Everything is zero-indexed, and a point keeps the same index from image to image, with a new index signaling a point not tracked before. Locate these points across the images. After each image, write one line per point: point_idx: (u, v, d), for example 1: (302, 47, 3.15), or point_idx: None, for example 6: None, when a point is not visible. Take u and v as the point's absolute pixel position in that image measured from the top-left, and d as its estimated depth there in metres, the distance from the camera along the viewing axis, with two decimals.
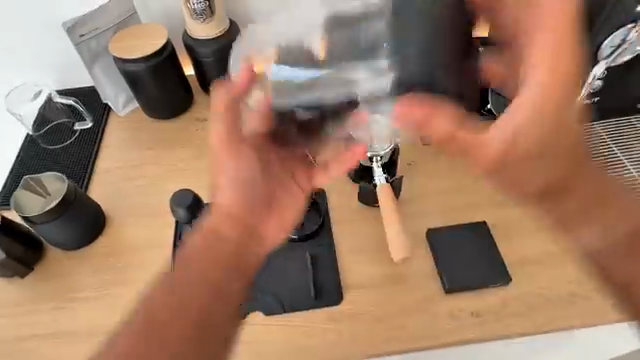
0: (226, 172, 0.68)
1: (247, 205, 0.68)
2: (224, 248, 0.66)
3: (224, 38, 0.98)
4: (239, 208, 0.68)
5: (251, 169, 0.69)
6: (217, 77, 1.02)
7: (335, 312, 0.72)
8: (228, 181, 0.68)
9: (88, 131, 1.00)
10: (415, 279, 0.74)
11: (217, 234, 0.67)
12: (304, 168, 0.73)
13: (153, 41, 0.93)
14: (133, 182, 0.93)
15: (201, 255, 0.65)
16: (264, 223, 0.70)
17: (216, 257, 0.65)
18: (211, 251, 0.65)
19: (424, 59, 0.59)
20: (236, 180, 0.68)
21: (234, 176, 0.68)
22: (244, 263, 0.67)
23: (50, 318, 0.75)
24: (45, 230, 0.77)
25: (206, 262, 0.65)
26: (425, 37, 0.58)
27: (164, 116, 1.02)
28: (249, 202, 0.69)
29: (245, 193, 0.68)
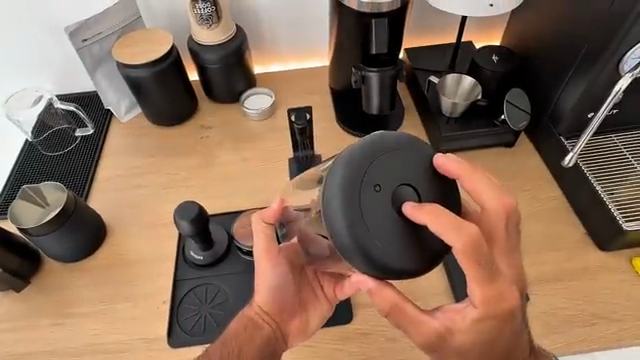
0: (262, 272, 0.61)
1: (280, 296, 0.61)
2: (259, 326, 0.59)
3: (230, 44, 0.95)
4: (270, 298, 0.61)
5: (286, 276, 0.62)
6: (222, 84, 1.00)
7: (344, 330, 0.69)
8: (262, 290, 0.61)
9: (90, 138, 0.98)
10: (428, 297, 0.72)
11: (250, 315, 0.60)
12: (334, 283, 0.65)
13: (158, 46, 0.90)
14: (135, 191, 0.90)
15: (235, 336, 0.59)
16: (292, 309, 0.63)
17: (250, 340, 0.58)
18: (248, 332, 0.59)
19: (363, 229, 0.43)
20: (274, 281, 0.61)
21: (269, 278, 0.61)
22: (269, 349, 0.59)
23: (47, 334, 0.72)
24: (42, 243, 0.73)
25: (240, 344, 0.58)
26: (390, 228, 0.44)
27: (168, 122, 1.00)
28: (280, 296, 0.61)
29: (276, 286, 0.61)
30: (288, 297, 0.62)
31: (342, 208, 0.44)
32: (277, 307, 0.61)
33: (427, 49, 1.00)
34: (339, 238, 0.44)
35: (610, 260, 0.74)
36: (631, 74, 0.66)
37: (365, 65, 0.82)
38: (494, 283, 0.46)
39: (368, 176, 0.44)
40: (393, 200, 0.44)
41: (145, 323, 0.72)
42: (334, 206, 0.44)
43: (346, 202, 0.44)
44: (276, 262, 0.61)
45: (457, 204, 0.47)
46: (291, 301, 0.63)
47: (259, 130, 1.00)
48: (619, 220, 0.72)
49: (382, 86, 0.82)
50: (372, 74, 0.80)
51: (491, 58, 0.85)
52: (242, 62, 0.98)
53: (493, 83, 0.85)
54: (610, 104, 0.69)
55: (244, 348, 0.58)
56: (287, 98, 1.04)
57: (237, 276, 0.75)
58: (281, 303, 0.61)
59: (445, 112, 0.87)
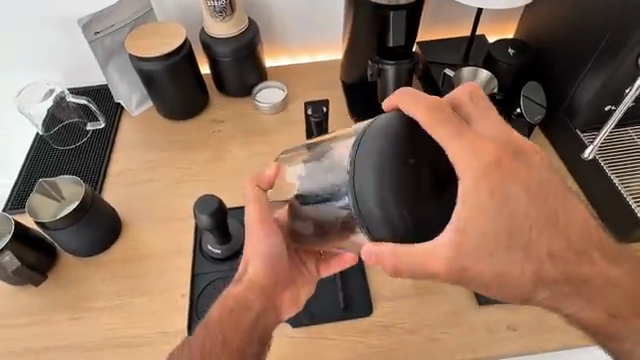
0: (255, 243, 0.60)
1: (272, 269, 0.62)
2: (250, 303, 0.60)
3: (243, 37, 0.95)
4: (263, 270, 0.61)
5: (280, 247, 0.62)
6: (234, 78, 0.99)
7: (364, 323, 0.69)
8: (255, 261, 0.61)
9: (101, 132, 0.97)
10: (447, 289, 0.72)
11: (242, 290, 0.60)
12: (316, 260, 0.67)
13: (171, 39, 0.89)
14: (148, 186, 0.90)
15: (225, 315, 0.59)
16: (284, 282, 0.64)
17: (238, 320, 0.59)
18: (234, 314, 0.59)
19: (394, 206, 0.41)
20: (268, 252, 0.61)
21: (263, 249, 0.61)
22: (260, 325, 0.60)
23: (64, 329, 0.71)
24: (59, 237, 0.73)
25: (227, 326, 0.58)
26: (423, 203, 0.40)
27: (180, 117, 0.99)
28: (274, 269, 0.62)
29: (269, 257, 0.61)
30: (280, 270, 0.63)
31: (373, 184, 0.42)
32: (270, 280, 0.62)
33: (441, 42, 1.00)
34: (370, 215, 0.42)
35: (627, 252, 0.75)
36: None
37: (382, 57, 0.82)
38: (513, 157, 0.41)
39: (404, 152, 0.42)
40: (425, 173, 0.41)
41: (164, 317, 0.72)
42: (366, 182, 0.43)
43: (379, 168, 0.42)
44: (270, 233, 0.60)
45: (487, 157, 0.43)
46: (284, 275, 0.64)
47: (271, 124, 0.99)
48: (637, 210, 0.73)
49: (398, 79, 0.82)
50: (389, 67, 0.80)
51: (507, 51, 0.85)
52: (254, 56, 0.98)
53: (509, 77, 0.85)
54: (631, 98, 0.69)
55: (232, 327, 0.58)
56: (299, 92, 1.04)
57: None
58: (273, 276, 0.62)
59: None
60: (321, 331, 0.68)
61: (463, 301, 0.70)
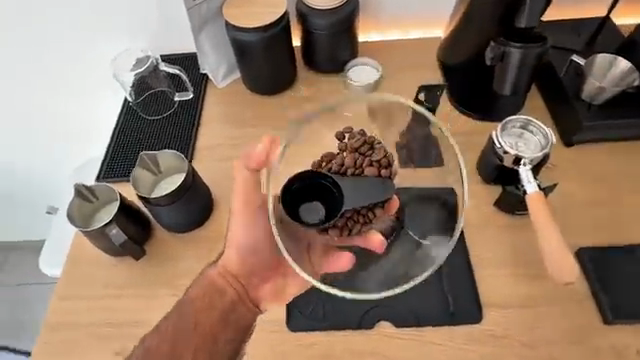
0: (235, 228, 0.65)
1: (250, 258, 0.66)
2: (223, 288, 0.64)
3: (343, 9, 0.88)
4: (239, 257, 0.65)
5: (261, 235, 0.65)
6: (327, 53, 0.93)
7: (475, 331, 0.64)
8: (233, 247, 0.65)
9: (189, 103, 0.94)
10: (568, 303, 0.65)
11: (217, 274, 0.65)
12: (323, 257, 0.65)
13: (270, 10, 0.84)
14: (238, 163, 0.87)
15: (199, 297, 0.64)
16: (264, 275, 0.67)
17: (209, 304, 0.64)
18: (207, 297, 0.64)
19: None
20: (247, 239, 0.65)
21: (242, 235, 0.65)
22: (233, 310, 0.65)
23: (163, 305, 0.71)
24: (161, 213, 0.71)
25: (200, 310, 0.63)
26: None
27: (269, 92, 0.95)
28: (250, 259, 0.66)
29: (248, 245, 0.65)
30: (259, 260, 0.66)
31: None
32: (245, 269, 0.66)
33: (557, 23, 0.90)
34: None
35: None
36: None
37: (507, 39, 0.73)
38: None
39: None
40: None
41: None
42: None
43: None
44: (251, 220, 0.65)
45: None
46: (262, 265, 0.67)
47: None
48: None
49: (522, 64, 0.74)
50: (514, 51, 0.72)
51: None
52: (350, 30, 0.91)
53: None
54: None
55: (205, 312, 0.64)
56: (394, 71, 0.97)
57: None
58: (250, 265, 0.66)
59: (583, 95, 0.78)
60: (428, 334, 0.64)
61: (586, 318, 0.64)
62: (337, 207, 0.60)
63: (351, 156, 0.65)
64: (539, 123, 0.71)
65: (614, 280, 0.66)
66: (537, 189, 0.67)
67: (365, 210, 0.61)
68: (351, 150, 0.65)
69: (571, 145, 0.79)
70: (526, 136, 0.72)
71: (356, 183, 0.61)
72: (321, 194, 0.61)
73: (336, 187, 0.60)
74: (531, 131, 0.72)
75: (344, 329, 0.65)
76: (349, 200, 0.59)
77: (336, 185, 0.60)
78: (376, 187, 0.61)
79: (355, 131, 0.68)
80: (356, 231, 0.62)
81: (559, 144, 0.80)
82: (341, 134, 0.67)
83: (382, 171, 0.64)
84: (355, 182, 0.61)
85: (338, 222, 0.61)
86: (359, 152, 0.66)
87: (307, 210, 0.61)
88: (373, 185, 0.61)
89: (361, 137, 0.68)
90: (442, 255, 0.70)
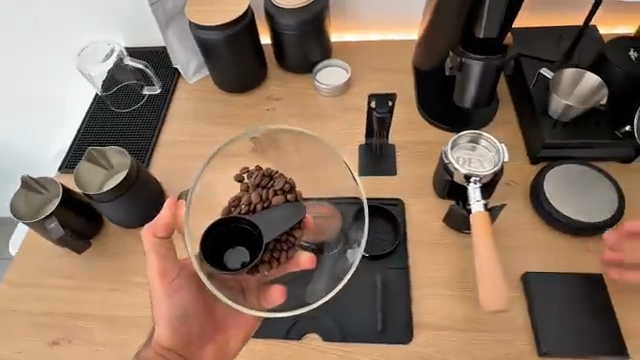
0: (159, 302, 0.62)
1: (182, 328, 0.63)
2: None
3: (312, 9, 0.86)
4: (173, 329, 0.62)
5: (187, 300, 0.64)
6: (296, 53, 0.91)
7: (403, 350, 0.63)
8: (164, 322, 0.62)
9: (156, 97, 0.95)
10: (504, 329, 0.63)
11: (152, 355, 0.60)
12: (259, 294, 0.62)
13: (233, 7, 0.83)
14: (197, 161, 0.87)
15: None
16: (202, 339, 0.65)
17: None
18: None
19: None
20: (174, 307, 0.63)
21: (169, 307, 0.62)
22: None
23: (102, 298, 0.72)
24: (106, 208, 0.72)
25: None
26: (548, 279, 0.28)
27: (235, 89, 0.94)
28: (183, 328, 0.63)
29: (177, 314, 0.63)
30: (193, 326, 0.64)
31: None
32: (180, 339, 0.62)
33: (535, 30, 0.86)
34: None
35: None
36: None
37: (467, 49, 0.69)
38: None
39: None
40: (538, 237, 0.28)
41: None
42: None
43: None
44: (173, 289, 0.63)
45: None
46: (197, 330, 0.64)
47: (330, 108, 0.92)
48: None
49: (484, 76, 0.69)
50: (473, 62, 0.68)
51: (627, 53, 0.69)
52: (320, 31, 0.89)
53: (623, 87, 0.70)
54: None
55: None
56: (365, 74, 0.95)
57: None
58: (186, 334, 0.63)
59: (552, 113, 0.74)
60: (354, 350, 0.63)
61: (521, 346, 0.62)
62: (258, 243, 0.60)
63: (256, 193, 0.64)
64: (490, 137, 0.68)
65: (556, 308, 0.63)
66: (483, 209, 0.64)
67: (284, 237, 0.62)
68: (254, 187, 0.65)
69: (537, 162, 0.77)
70: (477, 150, 0.69)
71: (269, 216, 0.61)
72: (241, 237, 0.61)
73: (254, 227, 0.60)
74: (481, 145, 0.69)
75: (271, 338, 0.65)
76: (269, 233, 0.60)
77: (254, 224, 0.60)
78: (287, 216, 0.61)
79: (252, 169, 0.67)
80: (284, 259, 0.63)
81: (525, 161, 0.78)
82: (239, 176, 0.67)
83: (288, 195, 0.64)
84: (266, 214, 0.61)
85: (264, 255, 0.61)
86: (261, 187, 0.66)
87: (234, 257, 0.60)
88: (284, 213, 0.61)
89: (258, 172, 0.67)
90: (381, 269, 0.69)
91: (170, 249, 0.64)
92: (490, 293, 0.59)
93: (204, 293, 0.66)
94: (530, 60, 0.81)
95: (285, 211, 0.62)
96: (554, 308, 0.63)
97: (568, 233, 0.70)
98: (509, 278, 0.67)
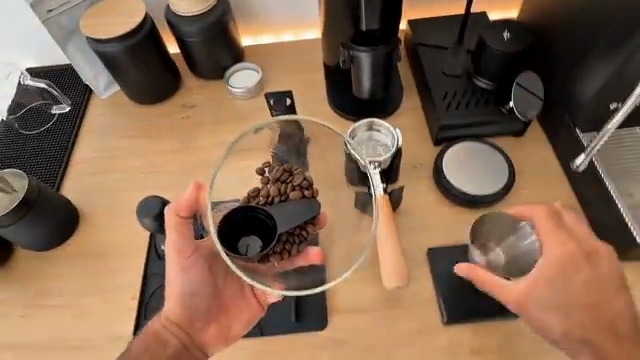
0: (172, 276, 0.63)
1: (191, 305, 0.63)
2: (167, 338, 0.60)
3: (211, 14, 0.86)
4: (180, 306, 0.62)
5: (197, 281, 0.63)
6: (207, 60, 0.92)
7: (317, 337, 0.65)
8: (173, 298, 0.62)
9: (66, 116, 0.93)
10: (410, 305, 0.66)
11: (159, 325, 0.61)
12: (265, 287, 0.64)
13: (128, 19, 0.82)
14: (112, 176, 0.86)
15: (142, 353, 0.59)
16: (207, 319, 0.65)
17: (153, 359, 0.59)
18: (153, 348, 0.59)
19: None
20: (187, 285, 0.63)
21: (180, 283, 0.63)
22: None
23: (15, 326, 0.71)
24: (10, 233, 0.72)
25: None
26: None
27: (144, 101, 0.93)
28: (193, 305, 0.63)
29: (188, 291, 0.63)
30: (200, 305, 0.64)
31: None
32: (188, 316, 0.63)
33: (433, 20, 0.90)
34: None
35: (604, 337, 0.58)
36: None
37: (354, 42, 0.72)
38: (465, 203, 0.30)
39: None
40: None
41: (114, 320, 0.70)
42: None
43: None
44: (187, 266, 0.63)
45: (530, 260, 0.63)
46: (203, 312, 0.64)
47: (246, 110, 0.93)
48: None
49: (376, 66, 0.73)
50: (362, 54, 0.71)
51: (501, 35, 0.73)
52: (226, 35, 0.90)
53: (502, 67, 0.75)
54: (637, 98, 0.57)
55: None
56: (277, 74, 0.96)
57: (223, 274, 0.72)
58: (192, 313, 0.63)
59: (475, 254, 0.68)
60: (270, 342, 0.65)
61: (428, 318, 0.65)
62: (271, 233, 0.60)
63: (275, 187, 0.62)
64: (384, 123, 0.72)
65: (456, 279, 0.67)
66: (384, 193, 0.67)
67: (297, 230, 0.61)
68: (274, 181, 0.63)
69: (439, 143, 0.80)
70: (374, 137, 0.72)
71: (286, 208, 0.60)
72: (256, 226, 0.61)
73: (269, 217, 0.60)
74: (378, 131, 0.72)
75: None
76: (285, 224, 0.60)
77: (269, 214, 0.60)
78: (303, 210, 0.60)
79: (273, 163, 0.64)
80: (295, 252, 0.61)
81: (429, 144, 0.82)
82: (260, 170, 0.64)
83: (305, 191, 0.62)
84: (285, 206, 0.60)
85: (276, 246, 0.60)
86: (281, 182, 0.63)
87: (248, 246, 0.61)
88: (299, 207, 0.60)
89: (280, 166, 0.64)
90: None
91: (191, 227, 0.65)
92: (392, 271, 0.62)
93: (215, 276, 0.66)
94: (425, 49, 0.86)
95: (301, 205, 0.60)
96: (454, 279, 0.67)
97: (467, 207, 0.74)
98: (415, 256, 0.70)
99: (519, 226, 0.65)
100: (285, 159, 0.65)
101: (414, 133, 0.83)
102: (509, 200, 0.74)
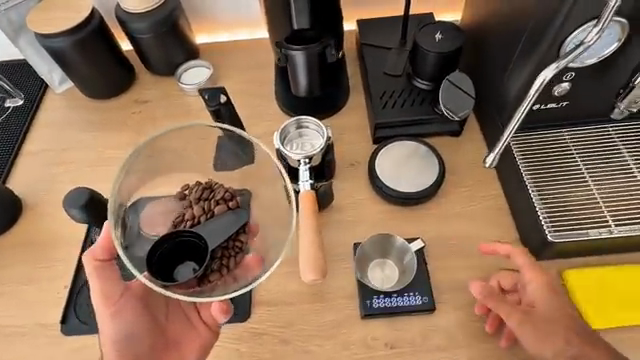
0: (104, 326, 0.63)
1: (131, 349, 0.62)
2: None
3: (159, 12, 0.87)
4: (117, 351, 0.61)
5: (131, 321, 0.64)
6: (158, 56, 0.93)
7: (240, 328, 0.66)
8: (108, 347, 0.62)
9: (18, 110, 0.94)
10: (332, 298, 0.67)
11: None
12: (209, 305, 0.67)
13: (75, 14, 0.83)
14: (58, 169, 0.88)
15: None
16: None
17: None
18: None
19: None
20: (120, 326, 0.63)
21: (112, 329, 0.63)
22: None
23: None
24: None
25: None
26: None
27: (96, 95, 0.94)
28: (133, 348, 0.63)
29: (123, 335, 0.63)
30: (141, 346, 0.64)
31: None
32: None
33: (379, 20, 0.91)
34: None
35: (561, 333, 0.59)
36: (557, 64, 0.56)
37: (289, 42, 0.74)
38: None
39: None
40: None
41: (48, 309, 0.73)
42: None
43: None
44: (116, 311, 0.64)
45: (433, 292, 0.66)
46: (146, 352, 0.64)
47: (196, 106, 0.94)
48: (608, 226, 0.64)
49: (309, 65, 0.74)
50: (295, 53, 0.72)
51: (433, 36, 0.75)
52: (176, 32, 0.91)
53: (435, 68, 0.76)
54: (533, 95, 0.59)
55: None
56: (229, 71, 0.98)
57: None
58: (133, 356, 0.62)
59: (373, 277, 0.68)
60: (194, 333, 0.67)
61: (348, 312, 0.66)
62: (202, 253, 0.65)
63: (199, 206, 0.69)
64: (314, 121, 0.73)
65: (378, 273, 0.68)
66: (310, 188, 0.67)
67: (230, 243, 0.66)
68: (196, 201, 0.70)
69: (377, 141, 0.82)
70: (304, 134, 0.74)
71: (212, 225, 0.66)
72: (187, 250, 0.66)
73: (199, 238, 0.65)
74: (307, 128, 0.74)
75: None
76: (214, 240, 0.65)
77: (199, 235, 0.65)
78: (230, 222, 0.67)
79: (192, 185, 0.72)
80: (233, 264, 0.65)
81: (368, 142, 0.83)
82: (182, 193, 0.72)
83: (228, 203, 0.69)
84: (209, 224, 0.66)
85: (212, 264, 0.64)
86: (203, 199, 0.70)
87: (182, 271, 0.64)
88: (227, 221, 0.67)
89: (198, 186, 0.72)
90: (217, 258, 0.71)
91: (114, 270, 0.66)
92: (311, 262, 0.63)
93: (151, 310, 0.67)
94: (369, 48, 0.87)
95: (228, 222, 0.67)
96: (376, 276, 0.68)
97: (398, 204, 0.75)
98: (342, 251, 0.71)
99: (400, 243, 0.69)
100: (224, 165, 0.74)
101: (355, 132, 0.85)
102: (440, 198, 0.76)
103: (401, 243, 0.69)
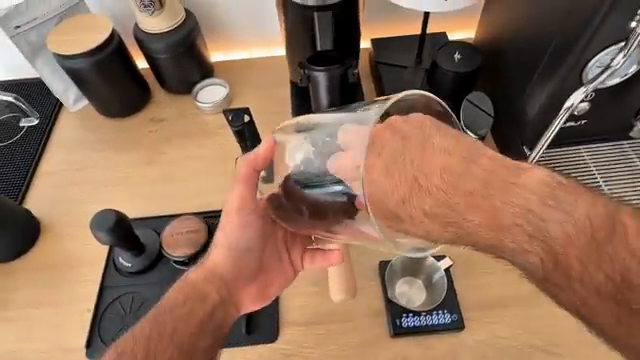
0: (227, 229, 0.62)
1: (237, 264, 0.63)
2: (206, 292, 0.61)
3: (178, 32, 0.88)
4: (229, 258, 0.63)
5: (251, 239, 0.63)
6: (177, 76, 0.94)
7: (269, 349, 0.66)
8: (222, 249, 0.62)
9: (33, 129, 0.94)
10: (358, 317, 0.67)
11: (201, 278, 0.62)
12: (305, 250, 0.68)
13: (94, 35, 0.84)
14: (75, 189, 0.87)
15: (179, 305, 0.59)
16: (250, 278, 0.65)
17: (191, 312, 0.59)
18: (189, 306, 0.60)
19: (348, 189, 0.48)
20: (238, 239, 0.62)
21: (234, 239, 0.62)
22: (216, 318, 0.61)
23: None
24: None
25: (178, 316, 0.59)
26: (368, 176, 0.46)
27: (112, 114, 0.94)
28: (240, 263, 0.63)
29: (239, 246, 0.63)
30: (246, 265, 0.64)
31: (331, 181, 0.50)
32: (234, 272, 0.63)
33: (395, 39, 0.93)
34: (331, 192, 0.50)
35: (576, 227, 0.41)
36: (585, 89, 0.59)
37: (311, 63, 0.75)
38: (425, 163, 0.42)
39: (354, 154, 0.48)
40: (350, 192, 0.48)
41: (70, 333, 0.71)
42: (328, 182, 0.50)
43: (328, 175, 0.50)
44: (243, 223, 0.62)
45: (458, 308, 0.67)
46: (248, 271, 0.64)
47: (213, 124, 0.95)
48: None
49: (332, 85, 0.74)
50: (318, 74, 0.73)
51: (452, 57, 0.77)
52: (194, 52, 0.92)
53: (453, 86, 0.77)
54: (563, 116, 0.63)
55: (184, 323, 0.58)
56: (245, 90, 0.99)
57: (174, 291, 0.72)
58: (237, 269, 0.63)
59: (401, 297, 0.67)
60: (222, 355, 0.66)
61: (375, 331, 0.66)
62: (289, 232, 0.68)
63: None
64: None
65: (405, 292, 0.68)
66: None
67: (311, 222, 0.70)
68: None
69: None
70: None
71: None
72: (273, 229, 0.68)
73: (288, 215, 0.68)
74: None
75: None
76: None
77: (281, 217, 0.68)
78: None
79: None
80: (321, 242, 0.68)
81: None
82: None
83: None
84: None
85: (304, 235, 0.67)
86: None
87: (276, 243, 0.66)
88: None
89: None
90: None
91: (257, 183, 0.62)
92: (335, 284, 0.68)
93: (267, 238, 0.65)
94: (387, 67, 0.89)
95: None
96: (403, 295, 0.68)
97: None
98: (367, 269, 0.71)
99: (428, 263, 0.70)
100: None
101: None
102: None
103: (428, 262, 0.70)
